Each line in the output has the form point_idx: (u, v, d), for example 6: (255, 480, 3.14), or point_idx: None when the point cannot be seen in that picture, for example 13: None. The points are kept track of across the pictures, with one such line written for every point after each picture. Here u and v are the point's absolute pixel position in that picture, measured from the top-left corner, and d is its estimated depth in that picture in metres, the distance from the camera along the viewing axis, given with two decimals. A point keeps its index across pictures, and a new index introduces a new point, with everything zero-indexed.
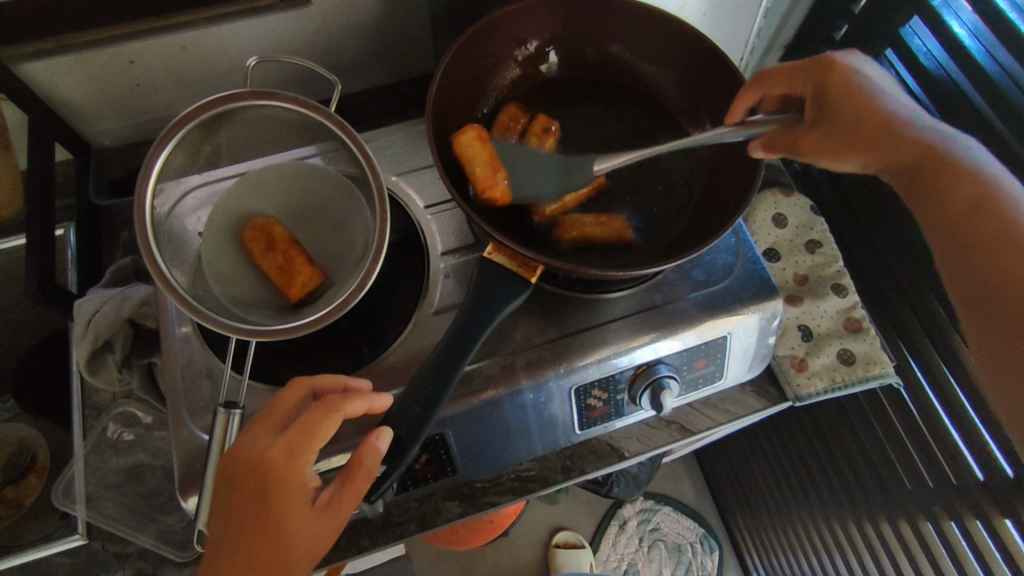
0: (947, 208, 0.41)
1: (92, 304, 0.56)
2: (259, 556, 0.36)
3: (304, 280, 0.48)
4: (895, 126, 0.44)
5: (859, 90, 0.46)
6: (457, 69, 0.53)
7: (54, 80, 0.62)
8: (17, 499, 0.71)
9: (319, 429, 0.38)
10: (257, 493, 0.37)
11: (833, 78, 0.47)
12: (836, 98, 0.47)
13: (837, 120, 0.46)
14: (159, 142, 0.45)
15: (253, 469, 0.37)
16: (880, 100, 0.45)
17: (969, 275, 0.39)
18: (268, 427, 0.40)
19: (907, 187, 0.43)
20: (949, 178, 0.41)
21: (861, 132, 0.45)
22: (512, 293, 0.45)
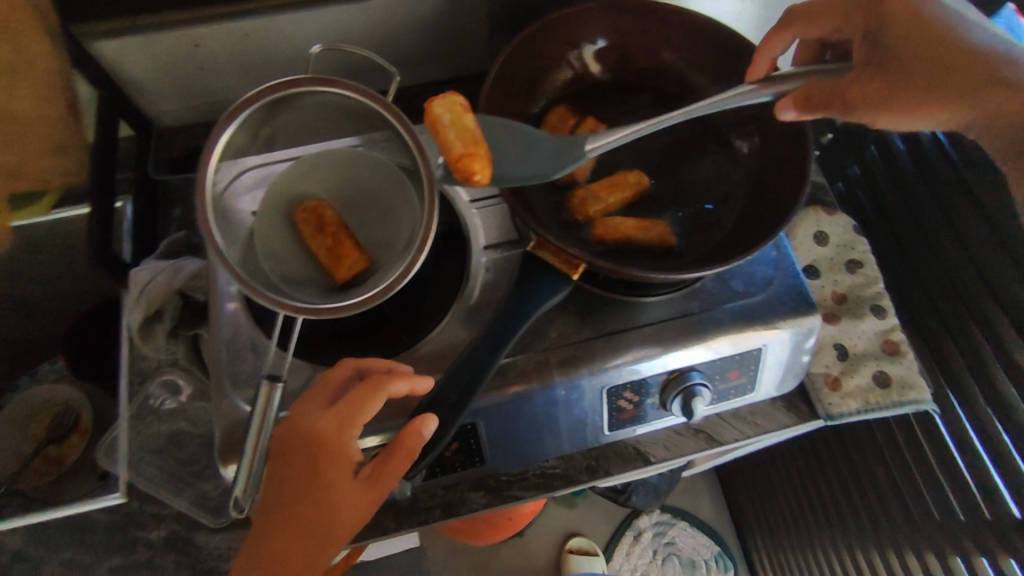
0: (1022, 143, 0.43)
1: (146, 274, 0.58)
2: (307, 520, 0.39)
3: (351, 263, 0.50)
4: (975, 61, 0.45)
5: (921, 31, 0.46)
6: (511, 68, 0.54)
7: (124, 59, 0.65)
8: (58, 458, 0.75)
9: (365, 405, 0.41)
10: (307, 462, 0.40)
11: (888, 29, 0.48)
12: (899, 32, 0.47)
13: (910, 58, 0.47)
14: (224, 120, 0.46)
15: (308, 439, 0.40)
16: (941, 47, 0.46)
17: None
18: (315, 402, 0.43)
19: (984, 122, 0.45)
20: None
21: (925, 84, 0.46)
22: (554, 288, 0.46)
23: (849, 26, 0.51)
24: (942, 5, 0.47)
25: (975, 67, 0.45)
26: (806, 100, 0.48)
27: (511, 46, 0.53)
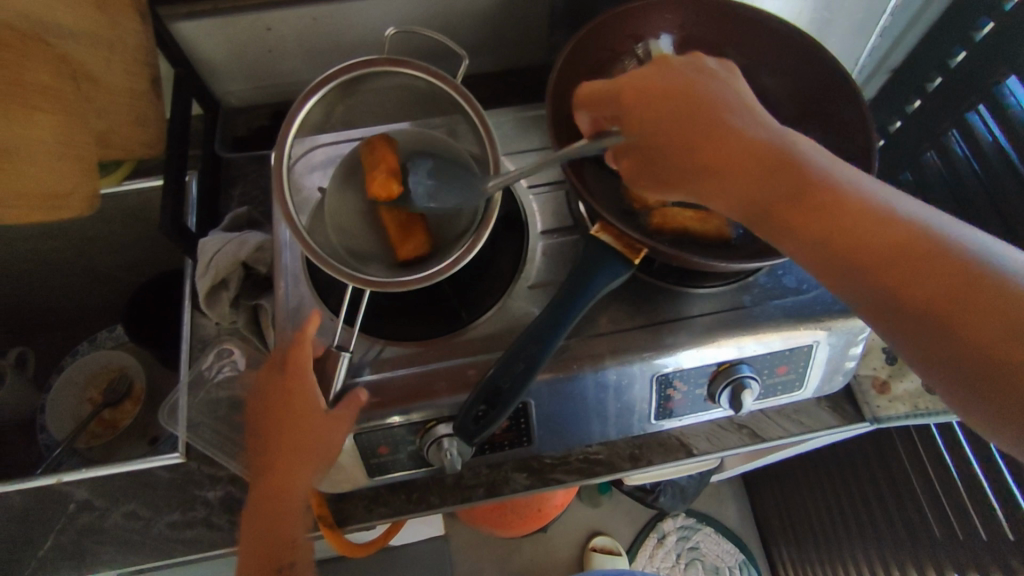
0: (850, 248, 0.37)
1: (214, 244, 0.60)
2: (288, 446, 0.48)
3: (414, 242, 0.51)
4: (742, 150, 0.40)
5: (667, 103, 0.43)
6: (576, 58, 0.56)
7: (200, 41, 0.68)
8: (112, 422, 0.78)
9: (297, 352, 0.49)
10: (281, 407, 0.49)
11: (634, 97, 0.44)
12: (658, 118, 0.43)
13: (675, 149, 0.42)
14: (302, 98, 0.49)
15: (273, 387, 0.49)
16: (667, 115, 0.42)
17: (892, 318, 0.36)
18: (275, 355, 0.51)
19: (784, 226, 0.39)
20: (837, 213, 0.37)
21: (691, 156, 0.41)
22: (616, 271, 0.47)
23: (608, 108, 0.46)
24: (686, 79, 0.44)
25: (733, 157, 0.40)
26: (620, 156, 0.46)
27: (574, 40, 0.55)
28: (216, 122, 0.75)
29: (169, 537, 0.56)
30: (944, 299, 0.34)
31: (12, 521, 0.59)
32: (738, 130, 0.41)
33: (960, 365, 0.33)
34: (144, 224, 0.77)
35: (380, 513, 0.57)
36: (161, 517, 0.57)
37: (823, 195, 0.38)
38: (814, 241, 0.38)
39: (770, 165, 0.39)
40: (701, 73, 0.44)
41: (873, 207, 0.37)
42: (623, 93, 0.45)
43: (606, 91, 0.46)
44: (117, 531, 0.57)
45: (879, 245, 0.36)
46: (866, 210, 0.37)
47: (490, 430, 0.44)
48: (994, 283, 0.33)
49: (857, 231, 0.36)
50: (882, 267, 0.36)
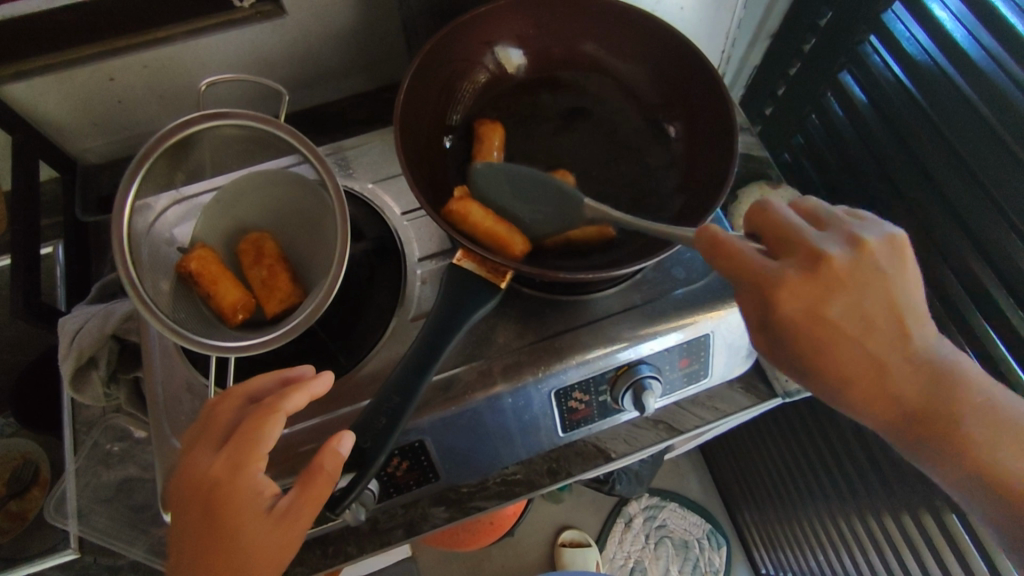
0: (946, 394, 0.39)
1: (75, 322, 0.56)
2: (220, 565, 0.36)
3: (283, 295, 0.49)
4: (858, 345, 0.39)
5: (856, 338, 0.39)
6: (426, 77, 0.53)
7: (37, 101, 0.63)
8: (20, 513, 0.72)
9: (259, 432, 0.38)
10: (212, 512, 0.37)
11: (832, 288, 0.38)
12: (809, 328, 0.38)
13: (820, 361, 0.39)
14: (129, 173, 0.46)
15: (198, 489, 0.38)
16: (884, 347, 0.39)
17: (929, 452, 0.40)
18: (208, 444, 0.40)
19: (875, 403, 0.40)
20: (962, 444, 0.40)
21: (856, 380, 0.39)
22: (481, 299, 0.45)
23: (759, 271, 0.38)
24: (853, 306, 0.38)
25: (855, 361, 0.39)
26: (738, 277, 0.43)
27: (421, 55, 0.51)
28: (75, 183, 0.70)
29: None
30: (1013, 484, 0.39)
31: None
32: (860, 340, 0.39)
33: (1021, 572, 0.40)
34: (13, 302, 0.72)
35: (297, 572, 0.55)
36: None
37: (936, 387, 0.40)
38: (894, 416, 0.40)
39: (881, 391, 0.39)
40: (835, 296, 0.38)
41: (957, 389, 0.39)
42: (801, 290, 0.37)
43: (746, 271, 0.38)
44: None
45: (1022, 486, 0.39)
46: (895, 377, 0.39)
47: (354, 496, 0.42)
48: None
49: (928, 403, 0.40)
50: (923, 426, 0.40)
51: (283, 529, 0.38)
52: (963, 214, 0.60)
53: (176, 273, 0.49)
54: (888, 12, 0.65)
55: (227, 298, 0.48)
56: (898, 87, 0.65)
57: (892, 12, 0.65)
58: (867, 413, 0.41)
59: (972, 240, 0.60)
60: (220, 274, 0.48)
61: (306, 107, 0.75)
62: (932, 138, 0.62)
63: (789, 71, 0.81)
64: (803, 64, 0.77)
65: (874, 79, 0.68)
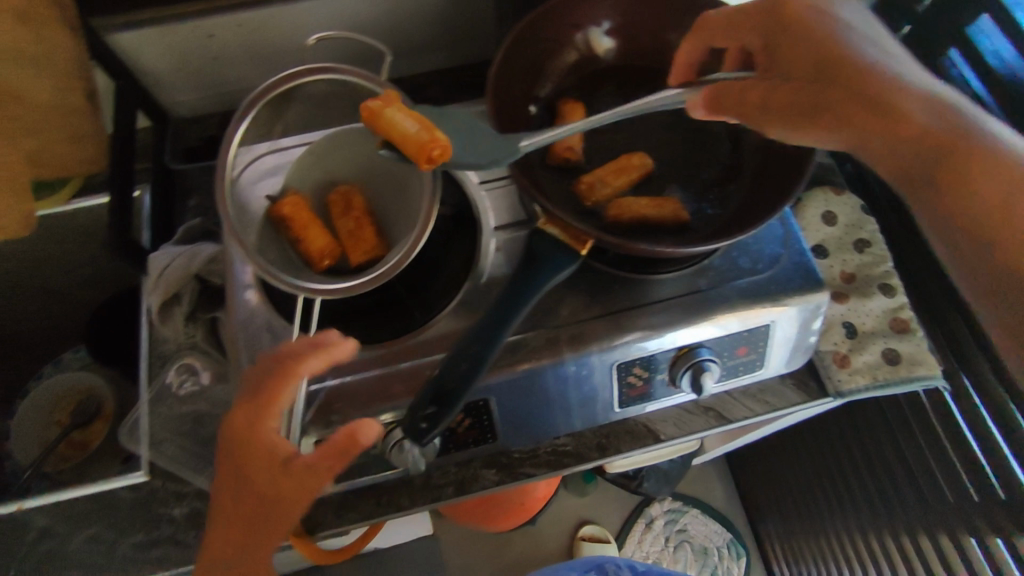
0: (950, 143, 0.40)
1: (163, 259, 0.60)
2: (261, 502, 0.41)
3: (367, 247, 0.51)
4: (852, 63, 0.44)
5: (854, 49, 0.45)
6: (518, 52, 0.55)
7: (140, 52, 0.66)
8: (82, 443, 0.77)
9: (297, 370, 0.41)
10: (234, 458, 0.41)
11: (781, 23, 0.48)
12: (791, 46, 0.48)
13: (801, 69, 0.47)
14: (238, 116, 0.49)
15: (235, 438, 0.41)
16: (877, 62, 0.44)
17: (928, 190, 0.41)
18: (250, 396, 0.42)
19: (866, 124, 0.43)
20: (917, 134, 0.41)
21: (816, 79, 0.45)
22: (560, 264, 0.47)
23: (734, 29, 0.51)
24: (853, 32, 0.47)
25: (848, 72, 0.44)
26: (712, 100, 0.48)
27: (515, 32, 0.53)
28: (166, 134, 0.74)
29: (134, 557, 0.56)
30: (979, 218, 0.39)
31: None
32: (858, 46, 0.45)
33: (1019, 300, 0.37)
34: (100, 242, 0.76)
35: (350, 518, 0.58)
36: (125, 538, 0.57)
37: (945, 126, 0.41)
38: (876, 140, 0.42)
39: (853, 84, 0.44)
40: (812, 30, 0.47)
41: (888, 93, 0.42)
42: (790, 19, 0.48)
43: (729, 19, 0.51)
44: (82, 554, 0.57)
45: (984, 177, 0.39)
46: (912, 116, 0.41)
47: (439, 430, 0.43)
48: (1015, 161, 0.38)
49: (949, 124, 0.41)
50: (938, 146, 0.40)
51: (319, 476, 0.40)
52: None
53: (269, 217, 0.52)
54: (972, 27, 0.63)
55: (315, 244, 0.50)
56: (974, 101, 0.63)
57: (977, 26, 0.63)
58: (827, 127, 0.44)
59: None
60: (310, 221, 0.51)
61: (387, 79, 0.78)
62: None
63: None
64: None
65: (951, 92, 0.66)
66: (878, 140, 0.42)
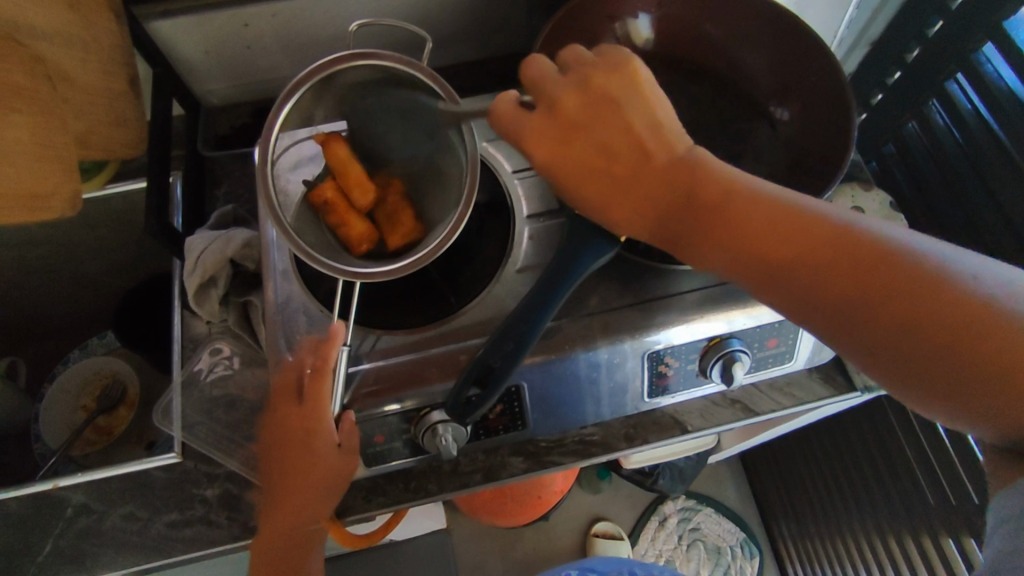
0: (818, 255, 0.37)
1: (200, 242, 0.60)
2: (307, 476, 0.51)
3: (405, 232, 0.52)
4: (652, 149, 0.42)
5: (635, 122, 0.42)
6: (551, 42, 0.56)
7: (177, 40, 0.67)
8: (107, 428, 0.77)
9: (318, 389, 0.49)
10: (287, 439, 0.51)
11: (562, 92, 0.43)
12: (567, 120, 0.43)
13: (575, 138, 0.43)
14: (281, 101, 0.49)
15: (289, 429, 0.51)
16: (671, 144, 0.42)
17: (779, 283, 0.39)
18: (293, 398, 0.51)
19: (699, 235, 0.41)
20: (784, 241, 0.38)
21: (607, 160, 0.43)
22: (601, 249, 0.47)
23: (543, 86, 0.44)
24: (637, 92, 0.43)
25: (648, 163, 0.42)
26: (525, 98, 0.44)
27: (550, 25, 0.55)
28: (198, 121, 0.74)
29: (168, 536, 0.57)
30: (939, 330, 0.34)
31: (11, 527, 0.59)
32: (640, 112, 0.43)
33: (919, 375, 0.35)
34: (130, 228, 0.77)
35: (379, 503, 0.58)
36: (159, 517, 0.58)
37: (756, 213, 0.39)
38: (746, 271, 0.40)
39: (660, 179, 0.42)
40: (604, 100, 0.43)
41: (686, 171, 0.41)
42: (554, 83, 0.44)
43: (546, 78, 0.44)
44: (116, 532, 0.57)
45: (854, 272, 0.36)
46: (717, 198, 0.40)
47: (481, 410, 0.46)
48: (854, 240, 0.37)
49: (782, 236, 0.38)
50: (759, 239, 0.39)
51: (346, 457, 0.50)
52: None
53: (309, 202, 0.53)
54: (1011, 20, 0.62)
55: (355, 229, 0.51)
56: (1010, 97, 0.63)
57: (1013, 21, 0.62)
58: (664, 227, 0.43)
59: None
60: (350, 206, 0.52)
61: None
62: None
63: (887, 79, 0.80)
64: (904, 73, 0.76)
65: (984, 88, 0.66)
66: (732, 251, 0.40)
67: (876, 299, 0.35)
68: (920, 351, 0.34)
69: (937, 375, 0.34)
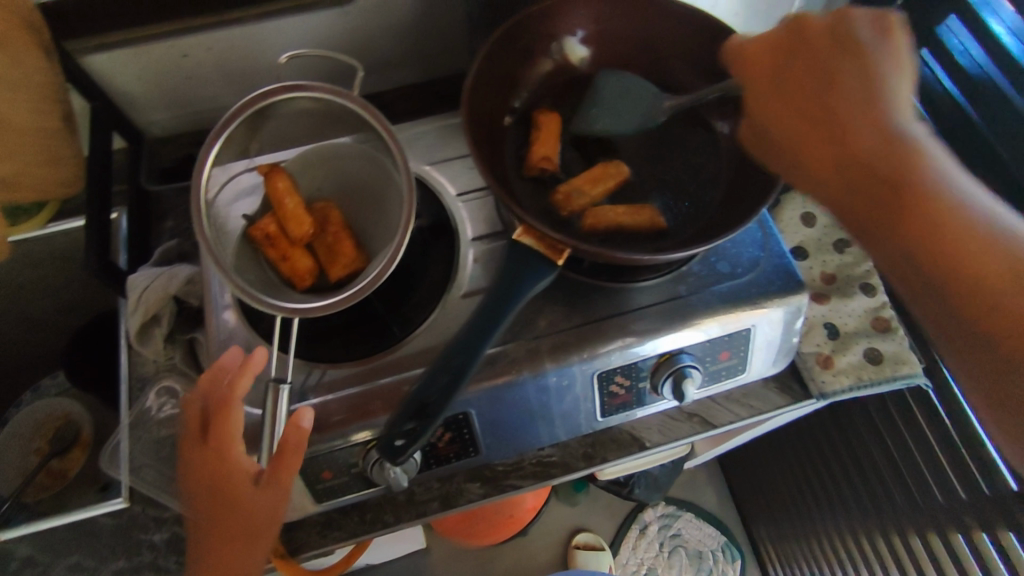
0: (893, 150, 0.39)
1: (143, 280, 0.58)
2: (233, 520, 0.46)
3: (345, 263, 0.50)
4: (840, 78, 0.42)
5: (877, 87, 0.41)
6: (496, 63, 0.55)
7: (115, 73, 0.66)
8: (60, 471, 0.74)
9: (230, 406, 0.46)
10: (205, 490, 0.46)
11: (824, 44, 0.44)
12: (777, 59, 0.45)
13: (792, 73, 0.44)
14: (211, 137, 0.48)
15: (200, 479, 0.46)
16: (835, 89, 0.42)
17: (886, 241, 0.39)
18: (196, 440, 0.47)
19: (850, 197, 0.40)
20: (908, 200, 0.38)
21: (826, 112, 0.42)
22: (539, 274, 0.46)
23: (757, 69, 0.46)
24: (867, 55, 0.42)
25: (817, 88, 0.43)
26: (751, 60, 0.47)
27: (493, 39, 0.53)
28: (141, 155, 0.73)
29: None
30: (981, 284, 0.36)
31: None
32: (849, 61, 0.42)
33: (998, 356, 0.35)
34: (75, 266, 0.75)
35: (335, 537, 0.57)
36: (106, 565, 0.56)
37: (893, 155, 0.39)
38: (831, 175, 0.41)
39: (824, 123, 0.42)
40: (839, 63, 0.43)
41: (862, 121, 0.41)
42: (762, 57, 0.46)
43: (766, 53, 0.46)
44: None
45: (965, 245, 0.36)
46: (861, 140, 0.40)
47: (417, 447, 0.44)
48: (964, 208, 0.37)
49: (883, 150, 0.39)
50: (884, 192, 0.39)
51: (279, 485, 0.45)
52: None
53: (247, 238, 0.52)
54: (942, 26, 0.64)
55: (295, 264, 0.50)
56: (948, 101, 0.64)
57: (946, 26, 0.64)
58: (799, 163, 0.43)
59: None
60: (288, 241, 0.50)
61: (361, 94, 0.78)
62: (981, 151, 0.61)
63: None
64: None
65: (926, 92, 0.67)
66: (843, 198, 0.41)
67: (980, 280, 0.36)
68: (993, 281, 0.35)
69: (976, 272, 0.36)
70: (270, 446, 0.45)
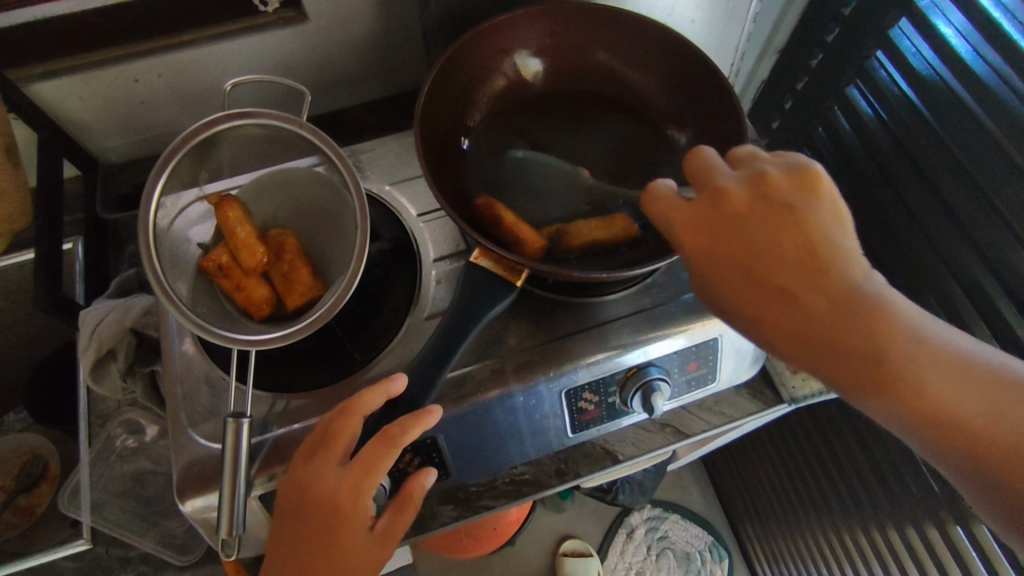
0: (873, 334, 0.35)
1: (96, 314, 0.57)
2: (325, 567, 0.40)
3: (303, 290, 0.49)
4: (789, 255, 0.37)
5: (818, 246, 0.37)
6: (448, 81, 0.54)
7: (63, 101, 0.64)
8: (28, 508, 0.73)
9: (380, 464, 0.41)
10: (313, 519, 0.41)
11: (756, 201, 0.38)
12: (713, 238, 0.39)
13: (732, 237, 0.38)
14: (156, 170, 0.47)
15: (321, 505, 0.41)
16: (778, 259, 0.37)
17: (909, 427, 0.35)
18: (331, 461, 0.42)
19: (840, 376, 0.36)
20: (908, 378, 0.34)
21: (783, 277, 0.37)
22: (497, 296, 0.47)
23: (689, 219, 0.39)
24: (794, 211, 0.38)
25: (775, 264, 0.37)
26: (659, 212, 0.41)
27: (445, 57, 0.53)
28: (96, 182, 0.71)
29: None
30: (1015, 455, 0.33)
31: None
32: (785, 219, 0.37)
33: None
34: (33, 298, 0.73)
35: None
36: None
37: (875, 336, 0.35)
38: (813, 357, 0.36)
39: (793, 298, 0.36)
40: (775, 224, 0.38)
41: (839, 297, 0.36)
42: (690, 217, 0.39)
43: (686, 208, 0.40)
44: None
45: (971, 415, 0.34)
46: (835, 325, 0.35)
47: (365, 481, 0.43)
48: (962, 370, 0.35)
49: (865, 346, 0.35)
50: (878, 376, 0.35)
51: (386, 542, 0.42)
52: (970, 226, 0.59)
53: (201, 270, 0.50)
54: (894, 29, 0.65)
55: (251, 295, 0.49)
56: (904, 101, 0.65)
57: (899, 28, 0.65)
58: (781, 348, 0.37)
59: (974, 249, 0.59)
60: (243, 272, 0.49)
61: (323, 112, 0.77)
62: (937, 151, 0.61)
63: (796, 86, 0.82)
64: (810, 79, 0.77)
65: (880, 94, 0.68)
66: (835, 379, 0.36)
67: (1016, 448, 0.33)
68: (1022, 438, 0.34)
69: (988, 445, 0.34)
70: (233, 488, 0.44)
